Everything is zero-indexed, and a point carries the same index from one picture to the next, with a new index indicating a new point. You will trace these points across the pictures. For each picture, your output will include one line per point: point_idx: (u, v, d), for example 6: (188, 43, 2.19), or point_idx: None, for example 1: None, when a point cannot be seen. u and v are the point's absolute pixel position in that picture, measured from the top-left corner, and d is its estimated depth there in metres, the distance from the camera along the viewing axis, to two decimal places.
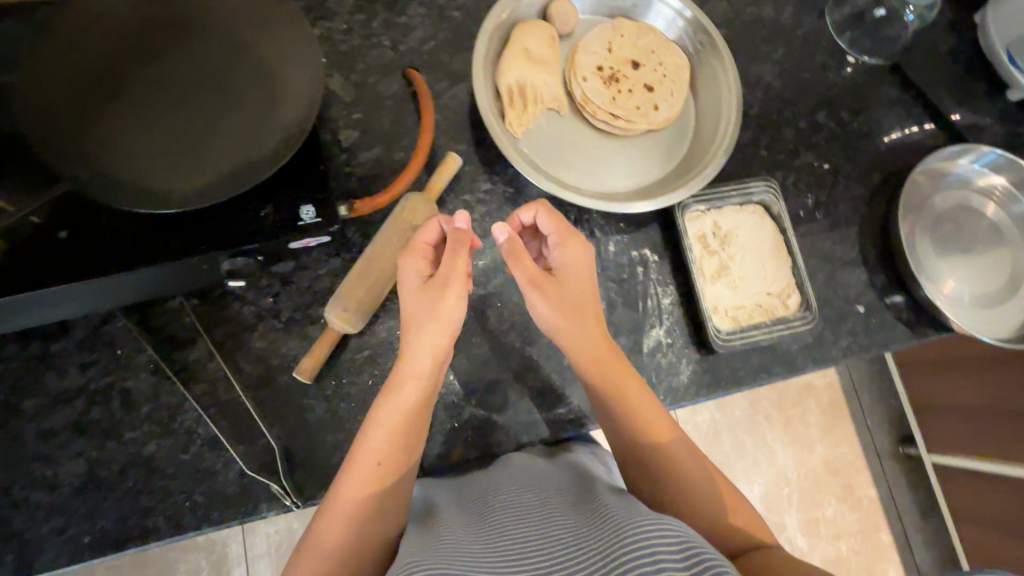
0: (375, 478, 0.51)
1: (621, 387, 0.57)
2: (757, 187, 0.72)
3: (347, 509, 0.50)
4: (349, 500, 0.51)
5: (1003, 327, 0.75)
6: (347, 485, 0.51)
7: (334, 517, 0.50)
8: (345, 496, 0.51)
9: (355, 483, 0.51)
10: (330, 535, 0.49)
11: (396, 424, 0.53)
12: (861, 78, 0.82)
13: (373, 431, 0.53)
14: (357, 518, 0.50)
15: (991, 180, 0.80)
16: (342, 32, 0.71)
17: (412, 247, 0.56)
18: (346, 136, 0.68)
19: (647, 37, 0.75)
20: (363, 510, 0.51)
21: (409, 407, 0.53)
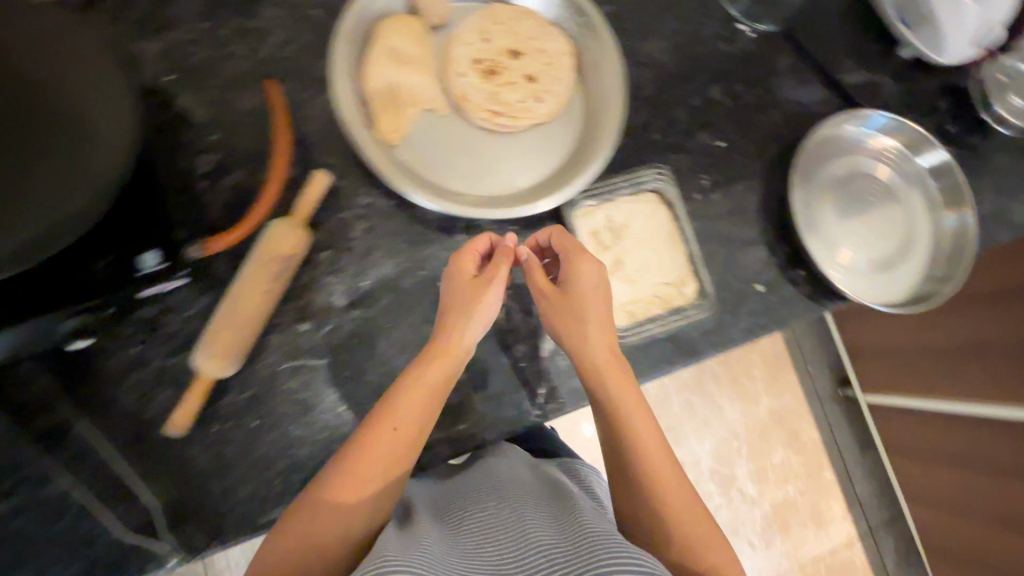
0: (368, 478, 0.52)
1: (618, 394, 0.58)
2: (648, 176, 0.71)
3: (332, 503, 0.50)
4: (337, 497, 0.51)
5: (900, 291, 0.76)
6: (334, 480, 0.51)
7: (316, 509, 0.50)
8: (332, 493, 0.51)
9: (347, 481, 0.51)
10: (314, 525, 0.49)
11: (397, 432, 0.54)
12: (754, 48, 0.81)
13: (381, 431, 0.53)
14: (338, 512, 0.50)
15: (882, 142, 0.80)
16: (188, 43, 0.64)
17: (463, 251, 0.60)
18: (205, 161, 0.63)
19: (525, 22, 0.71)
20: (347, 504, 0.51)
21: (413, 416, 0.55)
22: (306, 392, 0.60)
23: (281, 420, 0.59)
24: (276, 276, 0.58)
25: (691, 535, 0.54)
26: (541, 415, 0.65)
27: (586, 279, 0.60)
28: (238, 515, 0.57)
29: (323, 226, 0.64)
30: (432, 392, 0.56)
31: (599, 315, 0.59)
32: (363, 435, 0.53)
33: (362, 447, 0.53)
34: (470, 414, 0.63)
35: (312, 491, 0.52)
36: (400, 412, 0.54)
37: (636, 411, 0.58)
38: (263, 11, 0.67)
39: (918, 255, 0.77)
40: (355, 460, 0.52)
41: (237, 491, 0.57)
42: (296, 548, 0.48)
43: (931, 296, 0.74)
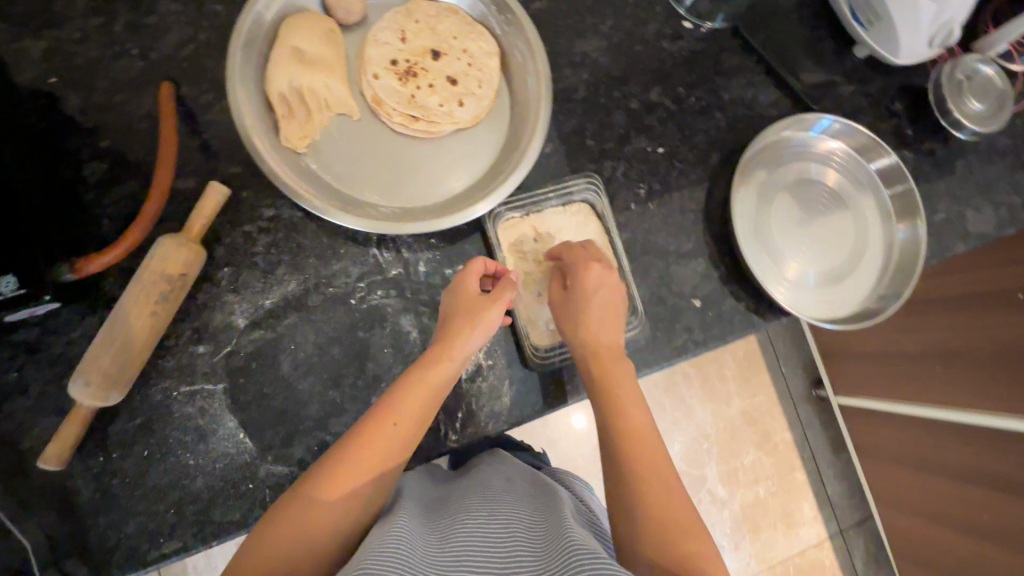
0: (362, 474, 0.49)
1: (622, 396, 0.56)
2: (577, 185, 0.67)
3: (326, 497, 0.47)
4: (332, 492, 0.47)
5: (846, 305, 0.73)
6: (331, 472, 0.48)
7: (309, 502, 0.47)
8: (326, 485, 0.47)
9: (343, 475, 0.48)
10: (300, 524, 0.45)
11: (401, 430, 0.51)
12: (699, 46, 0.76)
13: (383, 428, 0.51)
14: (331, 506, 0.47)
15: (831, 147, 0.76)
16: (75, 43, 0.60)
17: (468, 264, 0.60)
18: (95, 170, 0.59)
19: (446, 20, 0.67)
20: (340, 500, 0.47)
21: (416, 416, 0.52)
22: (202, 418, 0.57)
23: (173, 448, 0.56)
24: (161, 297, 0.54)
25: (693, 554, 0.47)
26: (458, 439, 0.62)
27: (595, 282, 0.59)
28: (125, 549, 0.54)
29: (222, 240, 0.60)
30: (434, 392, 0.54)
31: (601, 311, 0.59)
32: (363, 431, 0.51)
33: (359, 442, 0.50)
34: None
35: (304, 483, 0.48)
36: (407, 409, 0.52)
37: (636, 419, 0.55)
38: (159, 7, 0.62)
39: (867, 267, 0.74)
40: (352, 454, 0.49)
41: (125, 524, 0.54)
42: (281, 543, 0.44)
43: (877, 312, 0.71)
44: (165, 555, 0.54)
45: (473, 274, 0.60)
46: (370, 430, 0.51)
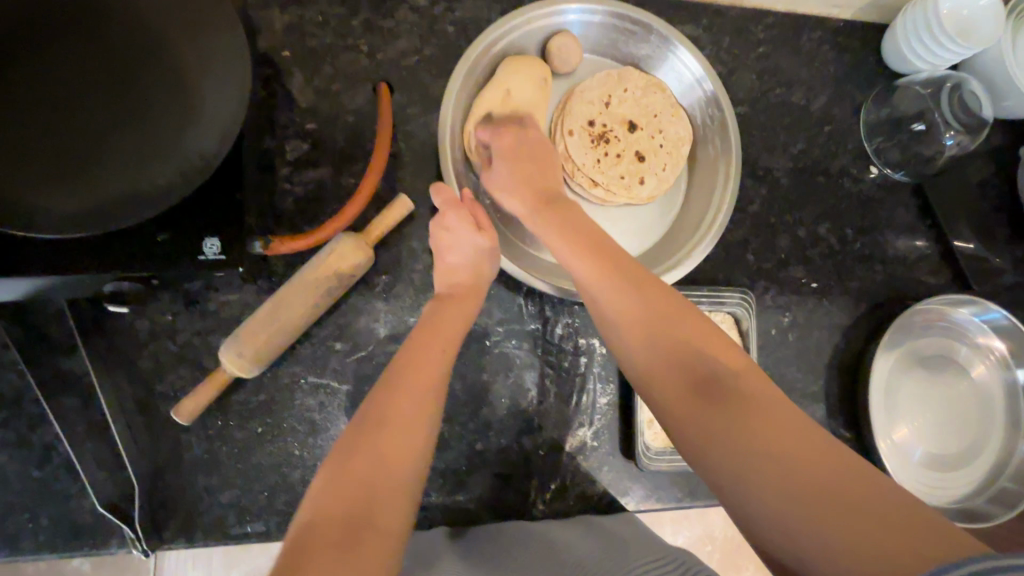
0: (408, 404, 0.45)
1: (614, 289, 0.49)
2: (731, 298, 0.66)
3: (372, 447, 0.42)
4: (376, 443, 0.42)
5: (949, 497, 0.70)
6: (363, 425, 0.43)
7: (354, 454, 0.41)
8: (369, 442, 0.42)
9: (382, 423, 0.43)
10: (369, 461, 0.41)
11: (424, 367, 0.48)
12: (879, 194, 0.75)
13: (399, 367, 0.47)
14: (381, 457, 0.41)
15: (991, 342, 0.72)
16: (316, 26, 0.62)
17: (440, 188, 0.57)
18: (294, 147, 0.60)
19: (654, 96, 0.67)
20: (392, 451, 0.42)
21: (427, 351, 0.49)
22: (320, 413, 0.57)
23: (284, 434, 0.57)
24: (325, 292, 0.54)
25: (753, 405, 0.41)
26: (544, 510, 0.61)
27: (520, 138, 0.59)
28: (213, 517, 0.55)
29: (388, 249, 0.61)
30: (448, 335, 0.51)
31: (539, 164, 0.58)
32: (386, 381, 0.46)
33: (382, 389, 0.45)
34: (474, 484, 0.60)
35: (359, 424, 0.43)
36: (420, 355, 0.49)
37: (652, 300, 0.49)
38: (399, 13, 0.64)
39: (980, 466, 0.71)
40: (378, 403, 0.45)
41: (220, 493, 0.55)
42: (358, 485, 0.39)
43: (983, 517, 0.68)
44: (246, 534, 0.55)
45: (451, 205, 0.56)
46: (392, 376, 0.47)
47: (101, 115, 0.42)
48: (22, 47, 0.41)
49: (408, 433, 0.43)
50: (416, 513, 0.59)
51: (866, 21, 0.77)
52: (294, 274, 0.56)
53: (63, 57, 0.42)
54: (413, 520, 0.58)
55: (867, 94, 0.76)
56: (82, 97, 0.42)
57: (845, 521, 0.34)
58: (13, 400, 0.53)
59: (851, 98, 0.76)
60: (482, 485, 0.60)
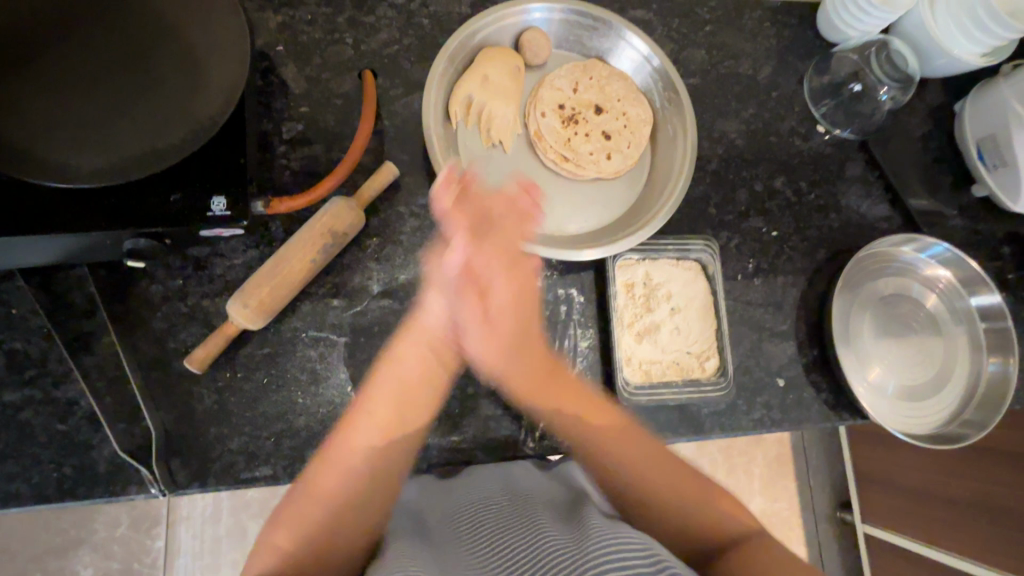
0: (376, 449, 0.54)
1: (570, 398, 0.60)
2: (696, 245, 0.72)
3: (329, 489, 0.51)
4: (335, 482, 0.51)
5: (923, 424, 0.73)
6: (325, 468, 0.52)
7: (318, 496, 0.50)
8: (327, 473, 0.52)
9: (336, 467, 0.52)
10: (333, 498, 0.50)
11: (386, 420, 0.55)
12: (828, 150, 0.82)
13: (362, 416, 0.55)
14: (347, 497, 0.51)
15: (937, 273, 0.78)
16: (305, 23, 0.70)
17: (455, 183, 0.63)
18: (290, 128, 0.67)
19: (616, 83, 0.74)
20: (354, 492, 0.51)
21: (399, 405, 0.56)
22: (320, 363, 0.62)
23: (288, 383, 0.61)
24: (322, 248, 0.60)
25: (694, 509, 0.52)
26: (535, 448, 0.65)
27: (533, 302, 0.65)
28: (223, 463, 0.58)
29: (378, 213, 0.67)
30: (424, 387, 0.58)
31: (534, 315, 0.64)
32: (356, 425, 0.54)
33: (353, 437, 0.54)
34: (468, 424, 0.64)
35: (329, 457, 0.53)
36: (386, 405, 0.56)
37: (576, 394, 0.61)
38: (379, 9, 0.72)
39: (951, 392, 0.75)
40: (338, 456, 0.53)
41: (230, 440, 0.59)
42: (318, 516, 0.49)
43: (957, 439, 0.71)
44: (255, 477, 0.58)
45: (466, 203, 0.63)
46: (354, 418, 0.55)
47: (122, 87, 0.49)
48: (51, 34, 0.49)
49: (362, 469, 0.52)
50: (414, 454, 0.63)
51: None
52: (292, 235, 0.62)
53: (84, 41, 0.49)
54: (411, 460, 0.62)
55: (808, 64, 0.84)
56: (101, 73, 0.49)
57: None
58: (38, 359, 0.58)
59: (794, 68, 0.83)
60: (475, 427, 0.64)
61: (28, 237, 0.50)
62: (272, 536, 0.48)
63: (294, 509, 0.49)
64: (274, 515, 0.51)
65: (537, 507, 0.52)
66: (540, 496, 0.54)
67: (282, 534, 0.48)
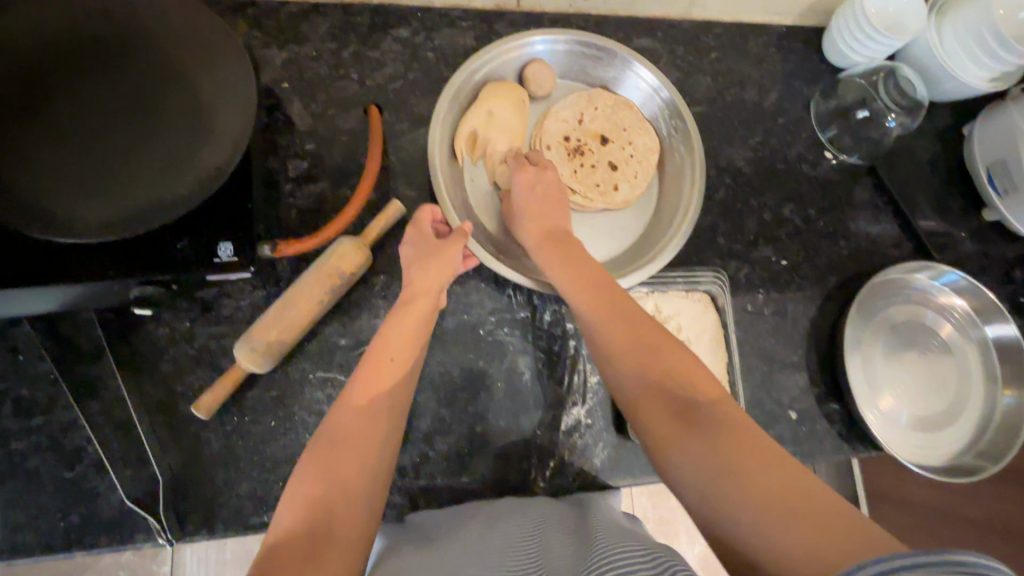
0: (368, 431, 0.48)
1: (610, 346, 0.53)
2: (705, 276, 0.71)
3: (337, 435, 0.47)
4: (351, 457, 0.46)
5: (937, 455, 0.72)
6: (341, 452, 0.46)
7: (326, 439, 0.46)
8: (343, 416, 0.48)
9: (351, 410, 0.49)
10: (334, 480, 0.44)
11: (391, 372, 0.52)
12: (836, 176, 0.81)
13: (380, 363, 0.52)
14: (360, 453, 0.46)
15: (951, 300, 0.77)
16: (311, 60, 0.70)
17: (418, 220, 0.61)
18: (295, 166, 0.67)
19: (621, 113, 0.73)
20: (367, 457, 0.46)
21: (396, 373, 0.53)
22: (328, 405, 0.61)
23: (295, 426, 0.60)
24: (329, 289, 0.59)
25: (718, 418, 0.44)
26: (545, 487, 0.64)
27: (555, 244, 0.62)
28: (231, 508, 0.58)
29: (384, 250, 0.66)
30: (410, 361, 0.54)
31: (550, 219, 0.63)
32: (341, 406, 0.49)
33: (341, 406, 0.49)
34: (477, 464, 0.63)
35: (324, 438, 0.47)
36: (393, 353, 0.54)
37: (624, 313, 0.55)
38: (384, 44, 0.71)
39: (965, 423, 0.74)
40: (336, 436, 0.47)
41: (238, 485, 0.58)
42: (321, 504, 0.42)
43: (973, 471, 0.70)
44: (264, 523, 0.58)
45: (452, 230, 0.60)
46: (362, 383, 0.51)
47: (129, 136, 0.49)
48: (59, 84, 0.48)
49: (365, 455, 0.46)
50: (424, 495, 0.62)
51: (807, 24, 0.85)
52: (300, 276, 0.61)
53: (93, 92, 0.49)
54: (421, 501, 0.62)
55: (814, 89, 0.83)
56: (110, 124, 0.49)
57: (794, 517, 0.36)
58: (45, 406, 0.57)
59: (800, 94, 0.83)
60: (484, 466, 0.64)
61: (36, 288, 0.49)
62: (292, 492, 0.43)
63: (317, 459, 0.45)
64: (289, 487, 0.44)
65: (546, 525, 0.54)
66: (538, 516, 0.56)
67: (303, 483, 0.43)
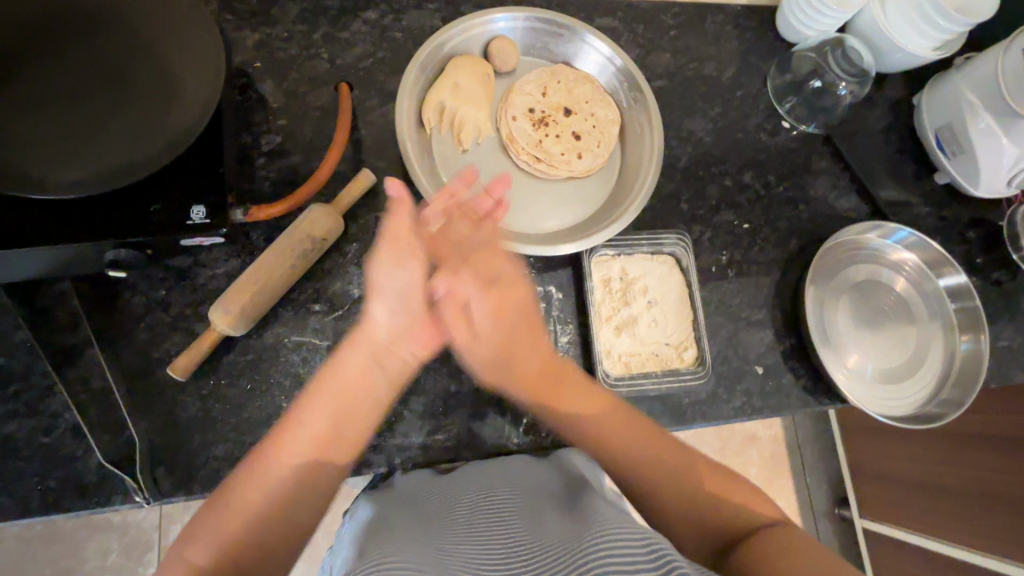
0: (279, 463, 0.51)
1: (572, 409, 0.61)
2: (669, 239, 0.74)
3: (257, 495, 0.49)
4: (272, 485, 0.50)
5: (903, 406, 0.75)
6: (254, 479, 0.50)
7: (241, 506, 0.49)
8: (252, 487, 0.50)
9: (258, 481, 0.50)
10: (239, 507, 0.49)
11: (316, 440, 0.52)
12: (795, 144, 0.85)
13: (296, 426, 0.53)
14: (285, 483, 0.50)
15: (902, 257, 0.80)
16: (282, 40, 0.72)
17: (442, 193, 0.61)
18: (268, 141, 0.69)
19: (583, 86, 0.77)
20: (285, 488, 0.50)
21: (338, 413, 0.54)
22: (303, 367, 0.63)
23: (272, 388, 0.62)
24: (301, 253, 0.61)
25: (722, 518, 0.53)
26: (519, 444, 0.66)
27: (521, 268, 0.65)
28: (207, 470, 0.59)
29: (357, 219, 0.68)
30: (365, 401, 0.56)
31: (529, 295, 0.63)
32: (285, 439, 0.52)
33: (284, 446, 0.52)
34: (451, 423, 0.65)
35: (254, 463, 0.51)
36: (322, 421, 0.53)
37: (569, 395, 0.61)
38: (353, 25, 0.74)
39: (927, 373, 0.76)
40: (272, 463, 0.51)
41: (215, 447, 0.59)
42: (236, 519, 0.48)
43: (936, 418, 0.72)
44: None
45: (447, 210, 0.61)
46: (288, 422, 0.53)
47: (102, 102, 0.51)
48: (33, 55, 0.50)
49: (275, 476, 0.50)
50: (400, 454, 0.63)
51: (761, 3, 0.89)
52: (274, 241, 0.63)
53: (68, 62, 0.51)
54: (397, 460, 0.63)
55: (770, 64, 0.87)
56: (84, 90, 0.51)
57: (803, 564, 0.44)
58: (22, 374, 0.58)
59: (758, 68, 0.87)
60: (459, 424, 0.65)
61: (13, 250, 0.51)
62: (184, 551, 0.46)
63: (213, 525, 0.48)
64: (188, 527, 0.48)
65: (530, 503, 0.52)
66: (537, 489, 0.55)
67: (196, 548, 0.46)
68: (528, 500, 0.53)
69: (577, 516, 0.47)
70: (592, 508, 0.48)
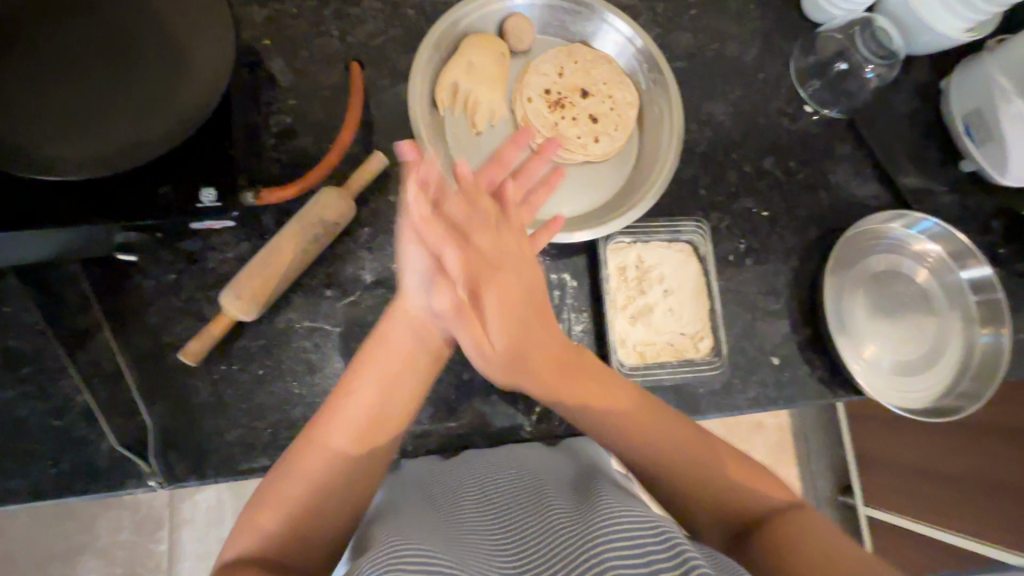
0: (332, 434, 0.50)
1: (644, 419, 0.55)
2: (686, 227, 0.73)
3: (310, 473, 0.49)
4: (321, 460, 0.49)
5: (920, 399, 0.73)
6: (305, 452, 0.50)
7: (294, 482, 0.48)
8: (308, 460, 0.49)
9: (314, 454, 0.49)
10: (290, 486, 0.48)
11: (364, 422, 0.51)
12: (817, 130, 0.82)
13: (344, 404, 0.52)
14: (339, 459, 0.50)
15: (926, 248, 0.78)
16: (291, 16, 0.70)
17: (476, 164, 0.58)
18: (278, 122, 0.67)
19: (601, 66, 0.74)
20: (335, 466, 0.49)
21: (384, 391, 0.53)
22: (315, 353, 0.62)
23: (284, 373, 0.61)
24: (313, 238, 0.60)
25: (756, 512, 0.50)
26: (532, 433, 0.66)
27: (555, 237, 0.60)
28: (220, 455, 0.59)
29: (369, 203, 0.67)
30: (415, 380, 0.55)
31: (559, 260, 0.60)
32: (340, 409, 0.51)
33: (339, 422, 0.51)
34: (463, 411, 0.65)
35: (308, 437, 0.51)
36: (362, 408, 0.51)
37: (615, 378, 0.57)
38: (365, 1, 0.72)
39: (945, 365, 0.75)
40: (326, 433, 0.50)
41: (227, 432, 0.59)
42: (291, 498, 0.47)
43: (954, 411, 0.71)
44: (253, 469, 0.59)
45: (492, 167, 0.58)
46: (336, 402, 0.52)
47: (107, 80, 0.49)
48: (38, 30, 0.49)
49: (329, 450, 0.50)
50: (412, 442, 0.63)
51: None
52: (284, 225, 0.62)
53: (74, 35, 0.49)
54: (409, 447, 0.63)
55: (795, 44, 0.84)
56: (90, 63, 0.49)
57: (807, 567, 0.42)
58: (33, 357, 0.58)
59: (781, 50, 0.84)
60: (472, 411, 0.65)
61: (22, 232, 0.50)
62: (255, 518, 0.47)
63: (274, 500, 0.47)
64: (254, 496, 0.49)
65: (541, 488, 0.52)
66: (547, 481, 0.53)
67: (264, 515, 0.47)
68: (540, 485, 0.52)
69: (587, 501, 0.46)
70: (604, 493, 0.47)
